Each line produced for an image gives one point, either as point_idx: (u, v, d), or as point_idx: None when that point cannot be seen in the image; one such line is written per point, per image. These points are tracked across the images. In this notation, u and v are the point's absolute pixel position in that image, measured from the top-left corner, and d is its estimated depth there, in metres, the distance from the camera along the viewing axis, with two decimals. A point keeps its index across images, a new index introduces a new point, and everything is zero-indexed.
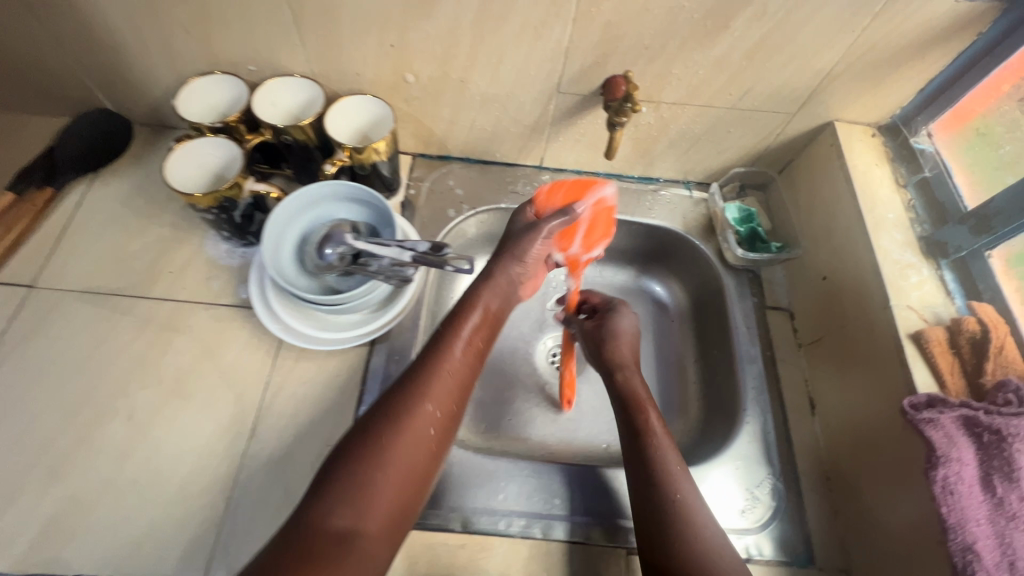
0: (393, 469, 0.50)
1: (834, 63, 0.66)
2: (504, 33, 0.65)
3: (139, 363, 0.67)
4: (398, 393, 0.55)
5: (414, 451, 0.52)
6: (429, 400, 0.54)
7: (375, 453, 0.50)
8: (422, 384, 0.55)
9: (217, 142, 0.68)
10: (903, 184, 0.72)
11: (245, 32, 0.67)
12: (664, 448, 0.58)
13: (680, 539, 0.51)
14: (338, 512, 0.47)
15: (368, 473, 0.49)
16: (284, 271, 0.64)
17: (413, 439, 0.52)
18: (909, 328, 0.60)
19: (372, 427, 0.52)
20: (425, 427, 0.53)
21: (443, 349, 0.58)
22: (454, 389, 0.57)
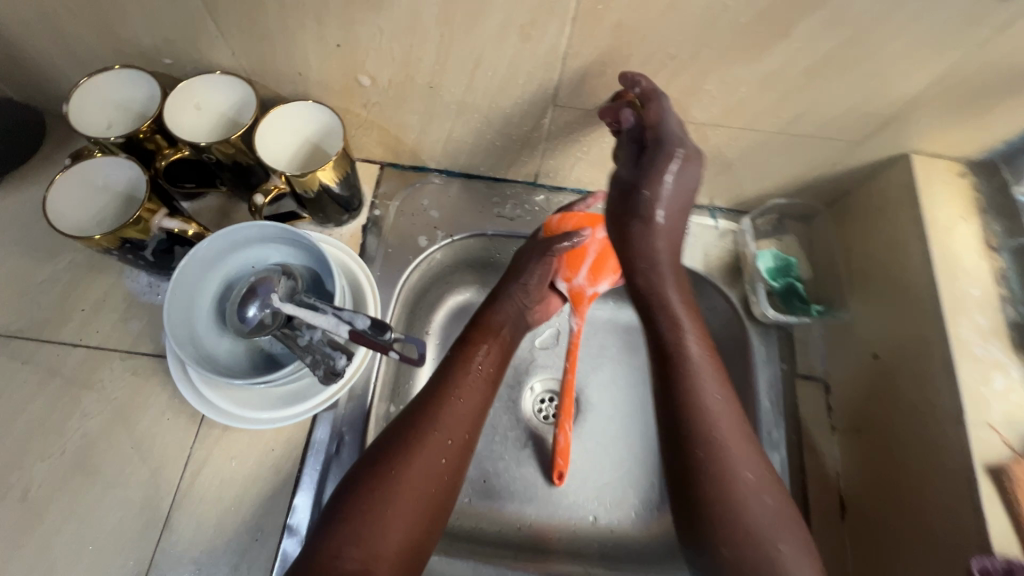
0: (404, 502, 0.47)
1: (926, 82, 0.49)
2: (481, 32, 0.48)
3: (38, 427, 0.56)
4: (407, 419, 0.52)
5: (424, 484, 0.48)
6: (439, 428, 0.51)
7: (386, 486, 0.47)
8: (434, 411, 0.52)
9: (108, 163, 0.56)
10: (994, 246, 0.56)
11: (146, 18, 0.51)
12: (714, 408, 0.50)
13: (739, 539, 0.46)
14: (346, 551, 0.44)
15: (376, 508, 0.46)
16: (196, 330, 0.51)
17: (424, 467, 0.49)
18: (987, 458, 0.47)
19: (380, 457, 0.49)
20: (437, 456, 0.50)
21: (460, 373, 0.56)
22: (469, 415, 0.54)
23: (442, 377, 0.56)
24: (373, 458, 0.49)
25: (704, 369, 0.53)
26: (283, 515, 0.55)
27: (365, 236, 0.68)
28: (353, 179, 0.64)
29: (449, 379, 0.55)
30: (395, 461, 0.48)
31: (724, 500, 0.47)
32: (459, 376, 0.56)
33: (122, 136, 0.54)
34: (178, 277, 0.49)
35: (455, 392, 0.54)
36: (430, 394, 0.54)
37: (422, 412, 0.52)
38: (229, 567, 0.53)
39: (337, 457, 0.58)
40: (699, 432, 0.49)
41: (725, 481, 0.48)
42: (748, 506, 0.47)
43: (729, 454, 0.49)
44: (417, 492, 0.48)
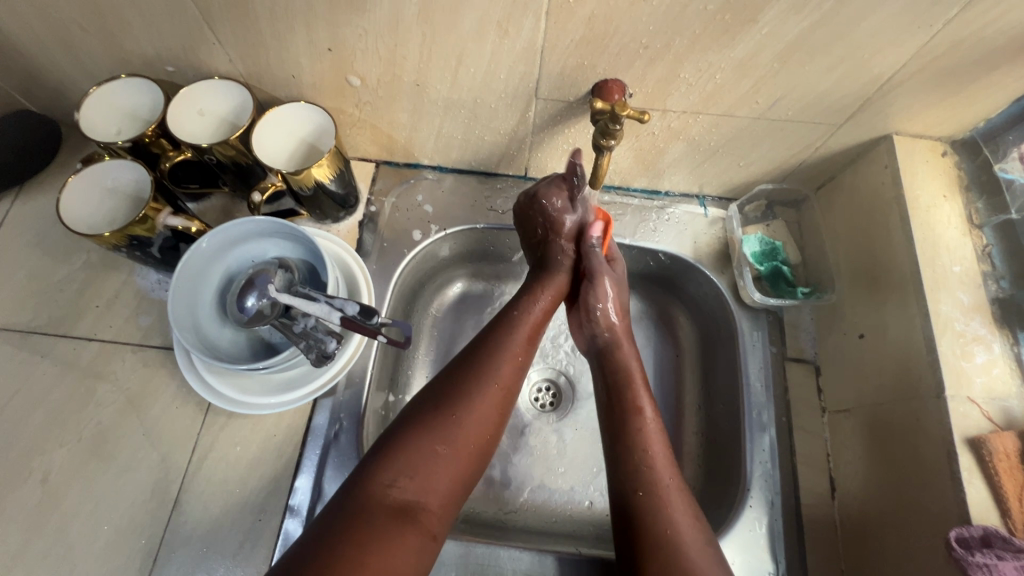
0: (460, 443, 0.49)
1: (899, 63, 0.50)
2: (460, 29, 0.50)
3: (57, 416, 0.60)
4: (461, 369, 0.53)
5: (479, 429, 0.50)
6: (495, 381, 0.53)
7: (446, 427, 0.49)
8: (493, 359, 0.54)
9: (78, 185, 0.59)
10: (977, 224, 0.58)
11: (147, 29, 0.54)
12: (656, 453, 0.54)
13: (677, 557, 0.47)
14: (400, 482, 0.45)
15: (434, 445, 0.48)
16: (199, 322, 0.54)
17: (480, 414, 0.51)
18: (967, 431, 0.48)
19: (440, 399, 0.51)
20: (493, 405, 0.52)
21: (514, 330, 0.58)
22: (517, 371, 0.56)
23: (490, 333, 0.57)
24: (435, 400, 0.51)
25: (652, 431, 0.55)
26: (285, 496, 0.58)
27: (361, 232, 0.71)
28: (347, 177, 0.66)
29: (506, 332, 0.57)
30: (456, 405, 0.50)
31: (658, 529, 0.48)
32: (514, 333, 0.57)
33: (130, 140, 0.57)
34: (181, 270, 0.52)
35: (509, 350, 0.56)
36: (486, 344, 0.56)
37: (478, 363, 0.54)
38: (234, 546, 0.56)
39: (335, 441, 0.61)
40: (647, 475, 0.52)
41: (661, 520, 0.49)
42: (684, 534, 0.48)
43: (675, 507, 0.50)
44: (470, 438, 0.50)
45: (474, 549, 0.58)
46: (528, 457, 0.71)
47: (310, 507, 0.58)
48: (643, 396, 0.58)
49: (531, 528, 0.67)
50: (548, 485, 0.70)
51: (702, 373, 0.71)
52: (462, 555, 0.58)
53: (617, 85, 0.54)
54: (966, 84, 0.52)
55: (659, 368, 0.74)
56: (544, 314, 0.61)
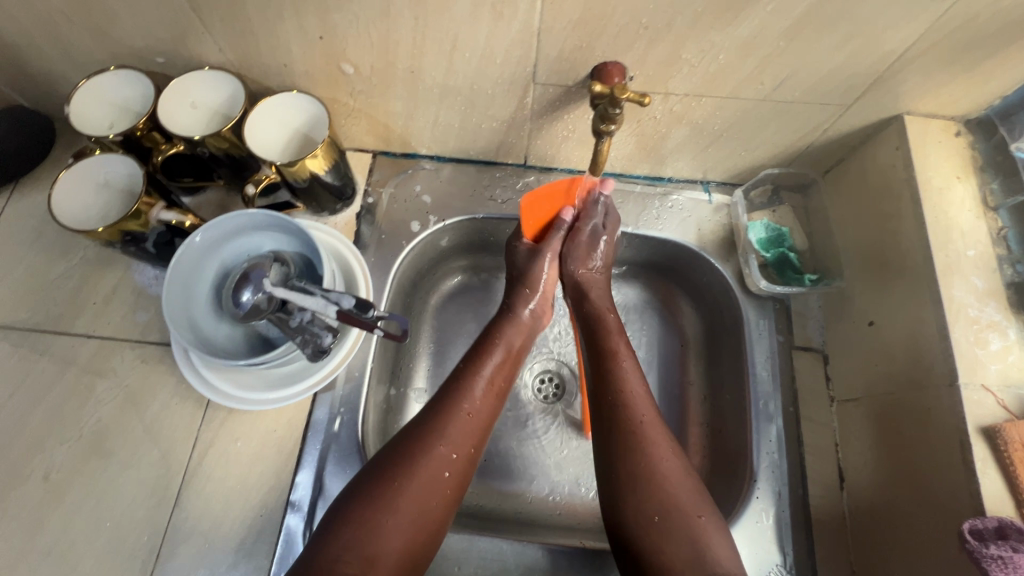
0: (405, 513, 0.47)
1: (911, 39, 0.48)
2: (454, 13, 0.49)
3: (56, 414, 0.59)
4: (408, 434, 0.51)
5: (427, 498, 0.48)
6: (445, 441, 0.51)
7: (390, 498, 0.47)
8: (439, 425, 0.52)
9: (73, 177, 0.58)
10: (992, 206, 0.56)
11: (134, 19, 0.53)
12: (637, 400, 0.55)
13: (667, 510, 0.48)
14: (345, 556, 0.44)
15: (378, 516, 0.46)
16: (194, 318, 0.53)
17: (426, 482, 0.49)
18: (981, 420, 0.47)
19: (384, 466, 0.49)
20: (442, 470, 0.50)
21: (466, 393, 0.55)
22: (470, 434, 0.53)
23: (440, 398, 0.55)
24: (379, 467, 0.49)
25: (630, 372, 0.57)
26: (286, 492, 0.58)
27: (359, 224, 0.70)
28: (343, 168, 0.65)
29: (456, 398, 0.54)
30: (400, 471, 0.48)
31: (647, 477, 0.50)
32: (466, 386, 0.55)
33: (121, 134, 0.57)
34: (176, 264, 0.51)
35: (463, 407, 0.54)
36: (434, 411, 0.53)
37: (426, 424, 0.52)
38: (235, 542, 0.56)
39: (336, 435, 0.60)
40: (622, 414, 0.54)
41: (648, 466, 0.50)
42: (675, 478, 0.50)
43: (658, 454, 0.51)
44: (420, 503, 0.48)
45: (477, 543, 0.58)
46: (532, 449, 0.70)
47: (312, 502, 0.57)
48: (614, 340, 0.60)
49: (535, 521, 0.66)
50: (551, 478, 0.69)
51: (707, 362, 0.70)
52: (464, 548, 0.57)
53: (617, 68, 0.52)
54: (982, 60, 0.50)
55: (663, 359, 0.72)
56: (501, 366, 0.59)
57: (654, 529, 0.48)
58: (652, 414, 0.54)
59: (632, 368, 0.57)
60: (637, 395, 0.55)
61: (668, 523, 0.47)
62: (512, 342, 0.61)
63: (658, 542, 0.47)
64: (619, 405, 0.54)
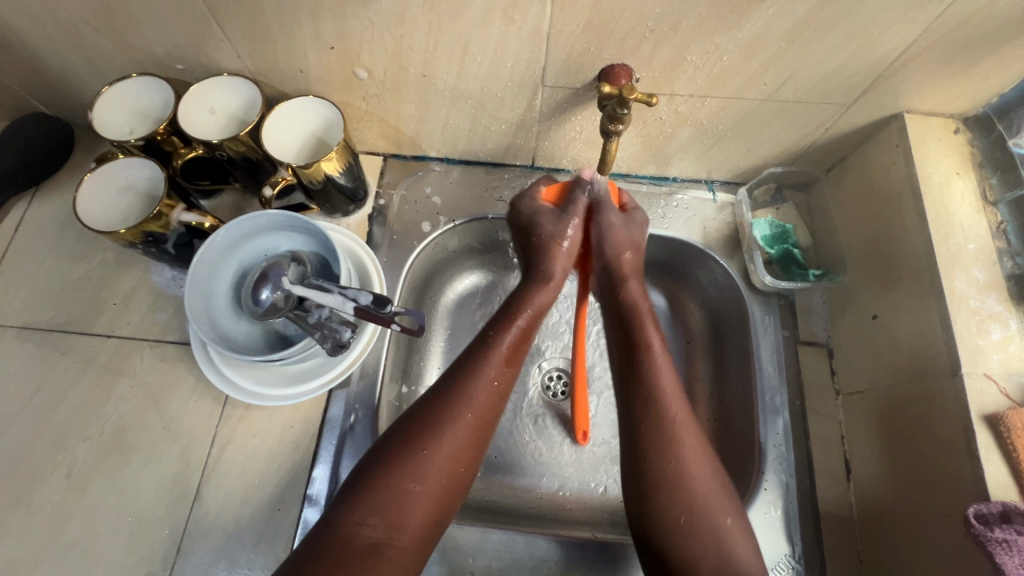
0: (431, 482, 0.48)
1: (909, 40, 0.49)
2: (466, 18, 0.50)
3: (79, 411, 0.61)
4: (431, 400, 0.51)
5: (451, 465, 0.49)
6: (468, 408, 0.51)
7: (411, 466, 0.48)
8: (465, 392, 0.52)
9: (97, 185, 0.60)
10: (991, 201, 0.57)
11: (157, 27, 0.55)
12: (666, 395, 0.53)
13: (694, 512, 0.48)
14: (369, 522, 0.45)
15: (401, 484, 0.47)
16: (215, 316, 0.55)
17: (451, 449, 0.49)
18: (984, 408, 0.48)
19: (406, 433, 0.49)
20: (465, 438, 0.50)
21: (490, 358, 0.54)
22: (493, 400, 0.53)
23: (458, 370, 0.53)
24: (402, 433, 0.49)
25: (662, 364, 0.55)
26: (303, 486, 0.59)
27: (371, 225, 0.71)
28: (356, 171, 0.67)
29: (481, 361, 0.54)
30: (425, 440, 0.49)
31: (675, 480, 0.49)
32: (491, 350, 0.55)
33: (142, 139, 0.58)
34: (197, 264, 0.53)
35: (485, 373, 0.53)
36: (458, 380, 0.53)
37: (449, 390, 0.52)
38: (254, 536, 0.57)
39: (352, 431, 0.61)
40: (654, 410, 0.52)
41: (674, 468, 0.50)
42: (719, 519, 0.48)
43: (685, 452, 0.50)
44: (443, 470, 0.49)
45: (491, 536, 0.59)
46: (542, 444, 0.71)
47: (328, 496, 0.58)
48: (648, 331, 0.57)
49: (545, 514, 0.67)
50: (560, 472, 0.70)
51: (714, 358, 0.71)
52: (478, 541, 0.58)
53: (625, 70, 0.53)
54: (979, 59, 0.52)
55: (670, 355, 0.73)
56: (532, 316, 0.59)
57: (681, 531, 0.48)
58: (683, 409, 0.53)
59: (664, 363, 0.55)
60: (666, 388, 0.54)
61: (696, 525, 0.48)
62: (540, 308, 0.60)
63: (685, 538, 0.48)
64: (650, 403, 0.53)
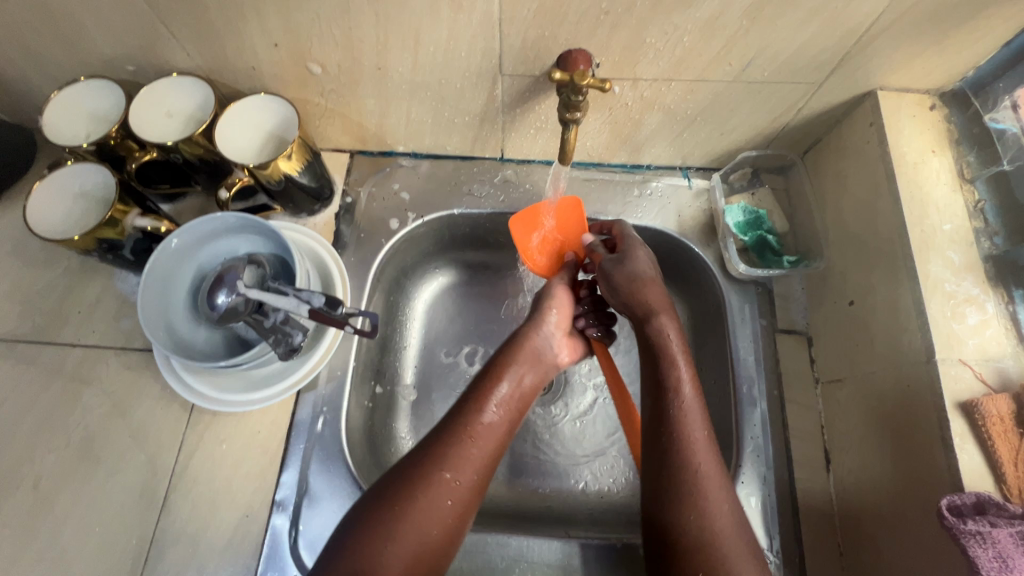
0: (403, 545, 0.45)
1: (875, 13, 0.47)
2: (412, 6, 0.48)
3: (45, 422, 0.60)
4: (411, 459, 0.50)
5: (425, 526, 0.46)
6: (448, 468, 0.49)
7: (386, 527, 0.45)
8: (441, 448, 0.50)
9: (42, 194, 0.59)
10: (968, 178, 0.55)
11: (100, 28, 0.53)
12: (691, 430, 0.49)
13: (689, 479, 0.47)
14: None
15: (375, 547, 0.44)
16: (172, 322, 0.54)
17: (426, 510, 0.47)
18: (959, 395, 0.46)
19: (383, 495, 0.47)
20: (441, 501, 0.48)
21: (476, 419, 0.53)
22: (482, 458, 0.51)
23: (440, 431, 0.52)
24: (377, 494, 0.48)
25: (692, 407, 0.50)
26: (271, 491, 0.58)
27: (338, 224, 0.70)
28: (318, 169, 0.65)
29: (461, 424, 0.52)
30: (396, 499, 0.47)
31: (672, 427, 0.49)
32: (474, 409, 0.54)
33: (94, 144, 0.57)
34: (150, 270, 0.51)
35: (468, 430, 0.52)
36: (436, 445, 0.51)
37: (433, 449, 0.50)
38: (222, 542, 0.56)
39: (320, 435, 0.60)
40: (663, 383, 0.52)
41: (695, 506, 0.46)
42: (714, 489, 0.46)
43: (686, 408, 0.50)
44: (417, 531, 0.46)
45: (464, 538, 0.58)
46: (521, 443, 0.70)
47: (297, 501, 0.58)
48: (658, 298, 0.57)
49: (523, 512, 0.66)
50: (539, 472, 0.69)
51: (692, 349, 0.70)
52: None
53: (582, 56, 0.51)
54: (951, 30, 0.49)
55: None
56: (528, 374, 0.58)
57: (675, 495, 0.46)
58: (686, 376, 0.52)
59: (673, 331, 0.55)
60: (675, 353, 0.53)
61: (688, 491, 0.46)
62: (526, 359, 0.59)
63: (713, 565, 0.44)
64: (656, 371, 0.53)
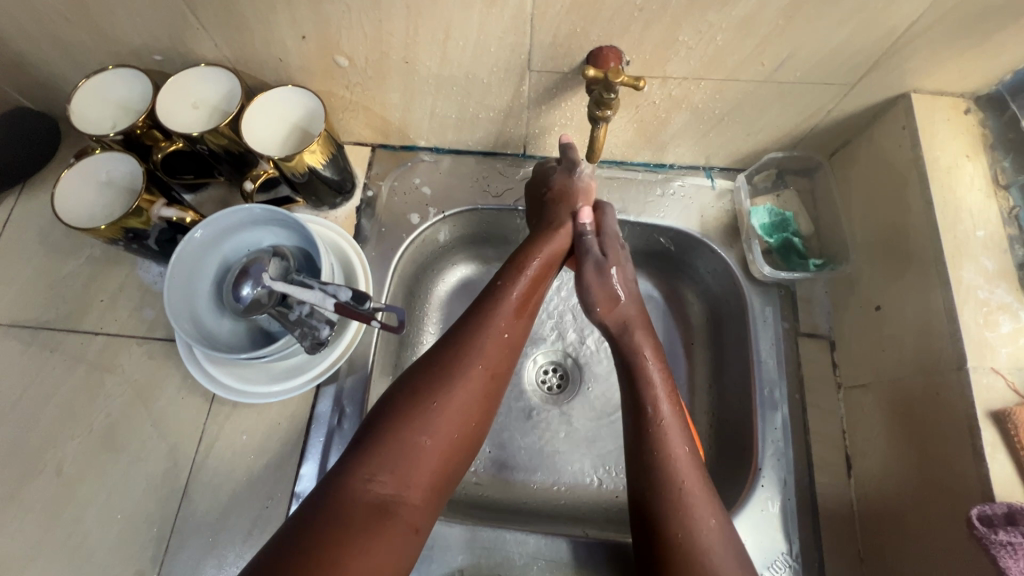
0: (442, 432, 0.48)
1: (914, 15, 0.46)
2: (445, 0, 0.48)
3: (68, 410, 0.61)
4: (440, 354, 0.52)
5: (461, 419, 0.49)
6: (480, 362, 0.52)
7: (424, 418, 0.48)
8: (472, 345, 0.53)
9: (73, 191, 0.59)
10: (1003, 184, 0.54)
11: (130, 17, 0.53)
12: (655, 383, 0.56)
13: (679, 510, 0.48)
14: (380, 478, 0.44)
15: (415, 437, 0.47)
16: (197, 313, 0.54)
17: (462, 400, 0.50)
18: (990, 404, 0.46)
19: (419, 388, 0.50)
20: (475, 390, 0.51)
21: (476, 352, 0.52)
22: (504, 351, 0.54)
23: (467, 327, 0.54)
24: (412, 388, 0.49)
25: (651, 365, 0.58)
26: (291, 483, 0.58)
27: (359, 218, 0.70)
28: (341, 162, 0.65)
29: (466, 359, 0.52)
30: (434, 392, 0.49)
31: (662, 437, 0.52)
32: (501, 301, 0.56)
33: (121, 133, 0.57)
34: (176, 261, 0.51)
35: (495, 330, 0.54)
36: (428, 383, 0.50)
37: (465, 343, 0.53)
38: (243, 532, 0.57)
39: (340, 429, 0.61)
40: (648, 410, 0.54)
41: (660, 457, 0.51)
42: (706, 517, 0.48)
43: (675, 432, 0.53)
44: (452, 422, 0.49)
45: (482, 535, 0.58)
46: (538, 440, 0.70)
47: None
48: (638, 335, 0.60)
49: (540, 510, 0.66)
50: (556, 468, 0.69)
51: (712, 350, 0.69)
52: (468, 538, 0.58)
53: (614, 53, 0.51)
54: (992, 33, 0.49)
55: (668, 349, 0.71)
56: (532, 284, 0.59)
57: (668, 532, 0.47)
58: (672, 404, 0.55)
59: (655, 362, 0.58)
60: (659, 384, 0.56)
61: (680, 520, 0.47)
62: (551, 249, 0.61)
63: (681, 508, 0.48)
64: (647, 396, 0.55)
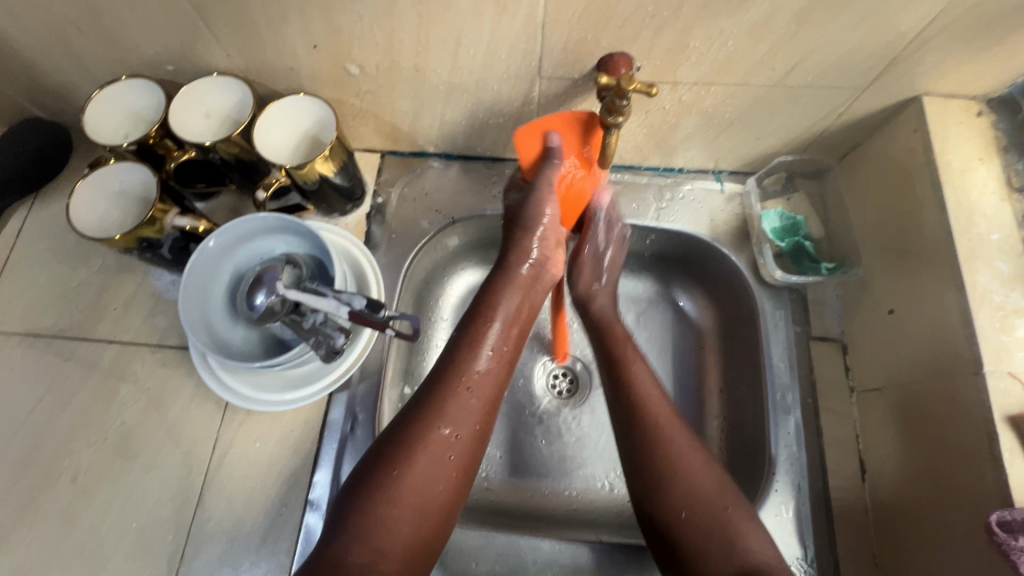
0: (409, 501, 0.47)
1: (926, 18, 0.46)
2: (457, 9, 0.48)
3: (82, 418, 0.61)
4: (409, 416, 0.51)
5: (429, 482, 0.48)
6: (449, 422, 0.50)
7: (389, 486, 0.47)
8: (439, 405, 0.51)
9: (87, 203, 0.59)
10: (1017, 187, 0.54)
11: (142, 28, 0.53)
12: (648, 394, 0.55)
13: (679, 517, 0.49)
14: (354, 548, 0.44)
15: (382, 508, 0.46)
16: (212, 321, 0.54)
17: (430, 463, 0.48)
18: (1008, 408, 0.46)
19: (384, 456, 0.48)
20: (444, 453, 0.49)
21: (444, 414, 0.51)
22: (479, 403, 0.53)
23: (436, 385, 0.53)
24: (378, 456, 0.48)
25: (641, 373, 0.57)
26: (305, 490, 0.59)
27: (369, 224, 0.70)
28: (352, 169, 0.66)
29: (429, 419, 0.50)
30: (399, 458, 0.48)
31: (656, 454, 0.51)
32: (469, 357, 0.54)
33: (135, 143, 0.58)
34: (191, 270, 0.52)
35: (464, 383, 0.53)
36: (394, 451, 0.48)
37: (429, 405, 0.51)
38: (257, 540, 0.57)
39: (353, 435, 0.61)
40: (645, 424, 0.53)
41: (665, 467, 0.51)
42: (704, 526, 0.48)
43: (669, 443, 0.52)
44: (421, 486, 0.47)
45: (496, 541, 0.58)
46: (549, 446, 0.70)
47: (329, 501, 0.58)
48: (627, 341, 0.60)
49: (552, 516, 0.66)
50: (567, 474, 0.69)
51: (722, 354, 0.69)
52: (482, 544, 0.58)
53: (624, 60, 0.51)
54: (1005, 36, 0.48)
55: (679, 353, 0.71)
56: (504, 334, 0.57)
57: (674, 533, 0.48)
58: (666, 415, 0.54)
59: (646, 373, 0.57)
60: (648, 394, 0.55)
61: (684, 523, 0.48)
62: (514, 304, 0.59)
63: (677, 536, 0.48)
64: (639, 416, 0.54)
